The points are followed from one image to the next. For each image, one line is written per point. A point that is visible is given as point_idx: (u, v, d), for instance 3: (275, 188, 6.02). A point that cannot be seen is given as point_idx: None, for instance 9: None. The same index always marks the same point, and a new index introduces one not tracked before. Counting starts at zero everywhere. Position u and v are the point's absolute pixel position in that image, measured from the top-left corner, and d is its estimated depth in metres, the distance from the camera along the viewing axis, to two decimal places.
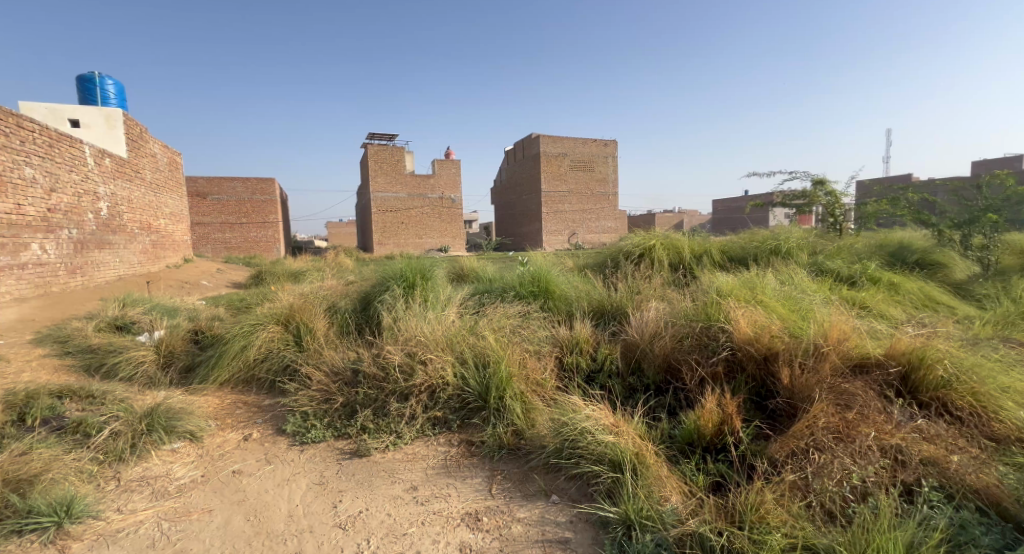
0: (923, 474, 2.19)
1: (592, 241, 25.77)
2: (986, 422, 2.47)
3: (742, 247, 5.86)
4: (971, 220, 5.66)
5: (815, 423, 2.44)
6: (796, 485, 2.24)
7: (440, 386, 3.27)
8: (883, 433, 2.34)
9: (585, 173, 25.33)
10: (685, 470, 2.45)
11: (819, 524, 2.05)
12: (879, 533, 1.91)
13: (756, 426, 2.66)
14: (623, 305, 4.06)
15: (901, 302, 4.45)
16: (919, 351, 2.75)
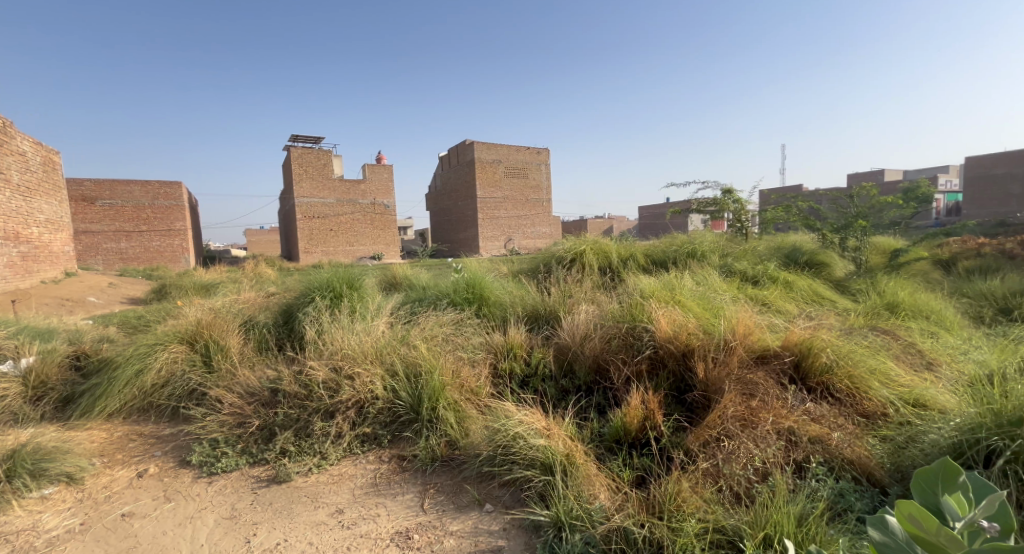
0: (811, 451, 2.36)
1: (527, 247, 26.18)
2: (859, 401, 2.71)
3: (662, 250, 6.14)
4: (846, 225, 6.55)
5: (725, 412, 2.57)
6: (708, 472, 2.33)
7: (370, 401, 3.09)
8: (780, 417, 2.52)
9: (519, 180, 25.67)
10: (612, 466, 2.48)
11: (727, 506, 2.13)
12: (775, 509, 1.99)
13: (675, 419, 2.76)
14: (554, 308, 4.09)
15: (794, 297, 4.87)
16: (808, 341, 2.99)
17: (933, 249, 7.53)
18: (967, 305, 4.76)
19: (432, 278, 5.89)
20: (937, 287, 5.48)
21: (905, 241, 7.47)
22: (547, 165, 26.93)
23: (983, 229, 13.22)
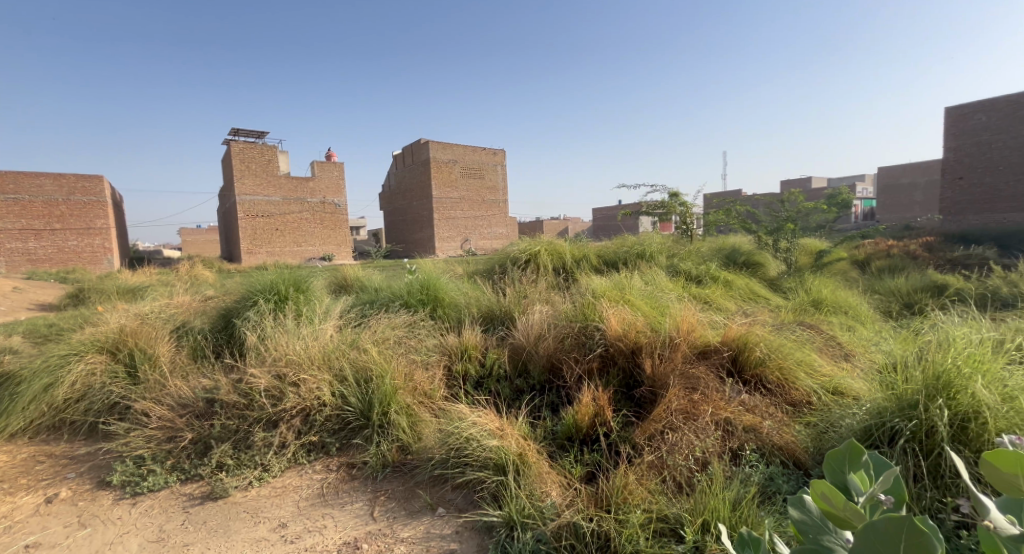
0: (745, 440, 2.44)
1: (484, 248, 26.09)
2: (787, 391, 2.85)
3: (614, 251, 6.25)
4: (778, 227, 6.97)
5: (670, 406, 2.65)
6: (653, 464, 2.37)
7: (316, 409, 2.94)
8: (719, 408, 2.61)
9: (475, 180, 25.51)
10: (564, 462, 2.47)
11: (670, 496, 2.16)
12: (712, 494, 2.04)
13: (624, 414, 2.80)
14: (510, 309, 4.06)
15: (734, 295, 5.09)
16: (744, 336, 3.12)
17: (852, 250, 8.12)
18: (882, 301, 5.14)
19: (384, 279, 5.72)
20: (854, 284, 5.89)
21: (829, 242, 8.02)
22: (503, 166, 27.04)
23: (901, 232, 14.37)
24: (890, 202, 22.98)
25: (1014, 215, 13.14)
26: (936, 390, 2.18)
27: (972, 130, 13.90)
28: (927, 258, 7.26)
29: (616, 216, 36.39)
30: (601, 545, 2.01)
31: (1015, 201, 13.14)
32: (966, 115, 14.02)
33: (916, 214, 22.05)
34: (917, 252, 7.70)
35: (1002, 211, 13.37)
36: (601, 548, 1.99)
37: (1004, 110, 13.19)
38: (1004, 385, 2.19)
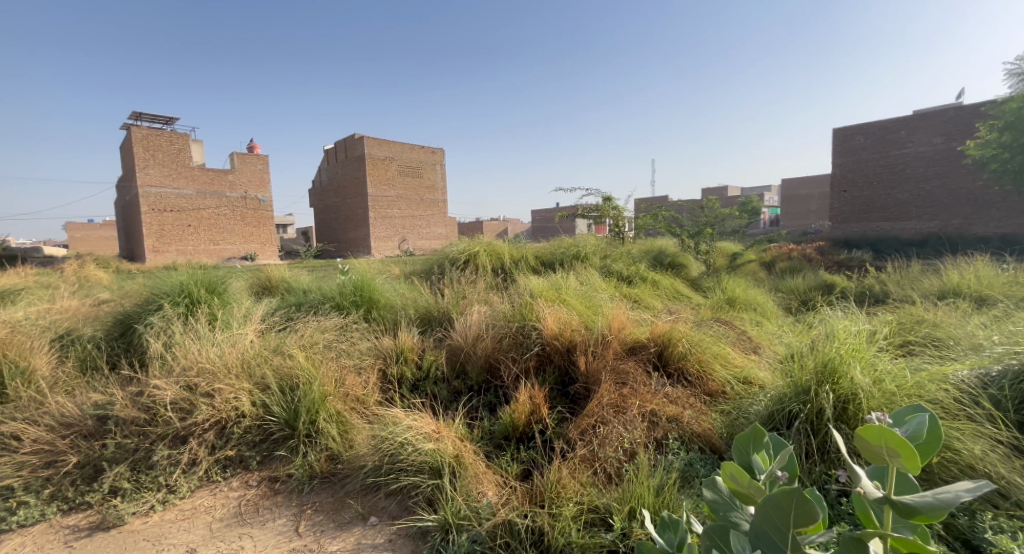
0: (669, 430, 2.55)
1: (422, 248, 25.57)
2: (704, 382, 3.01)
3: (552, 252, 6.35)
4: (699, 231, 7.47)
5: (601, 401, 2.72)
6: (586, 457, 2.41)
7: (234, 421, 2.71)
8: (645, 401, 2.72)
9: (413, 178, 24.87)
10: (501, 461, 2.45)
11: (600, 487, 2.20)
12: (639, 482, 2.11)
13: (559, 411, 2.83)
14: (448, 309, 3.97)
15: (661, 294, 5.34)
16: (669, 333, 3.27)
17: (760, 253, 8.81)
18: (784, 299, 5.61)
19: (314, 280, 5.41)
20: (761, 283, 6.38)
21: (741, 246, 8.66)
22: (441, 165, 26.77)
23: (800, 236, 15.81)
24: (789, 209, 25.18)
25: (887, 224, 14.91)
26: (824, 376, 2.40)
27: (851, 149, 15.60)
28: (819, 260, 8.06)
29: (551, 218, 37.05)
30: (535, 540, 2.00)
31: (888, 212, 14.87)
32: (847, 137, 15.69)
33: (808, 222, 24.41)
34: (811, 256, 8.52)
35: (877, 220, 15.10)
36: (534, 542, 1.99)
37: (878, 133, 14.96)
38: (875, 369, 2.44)
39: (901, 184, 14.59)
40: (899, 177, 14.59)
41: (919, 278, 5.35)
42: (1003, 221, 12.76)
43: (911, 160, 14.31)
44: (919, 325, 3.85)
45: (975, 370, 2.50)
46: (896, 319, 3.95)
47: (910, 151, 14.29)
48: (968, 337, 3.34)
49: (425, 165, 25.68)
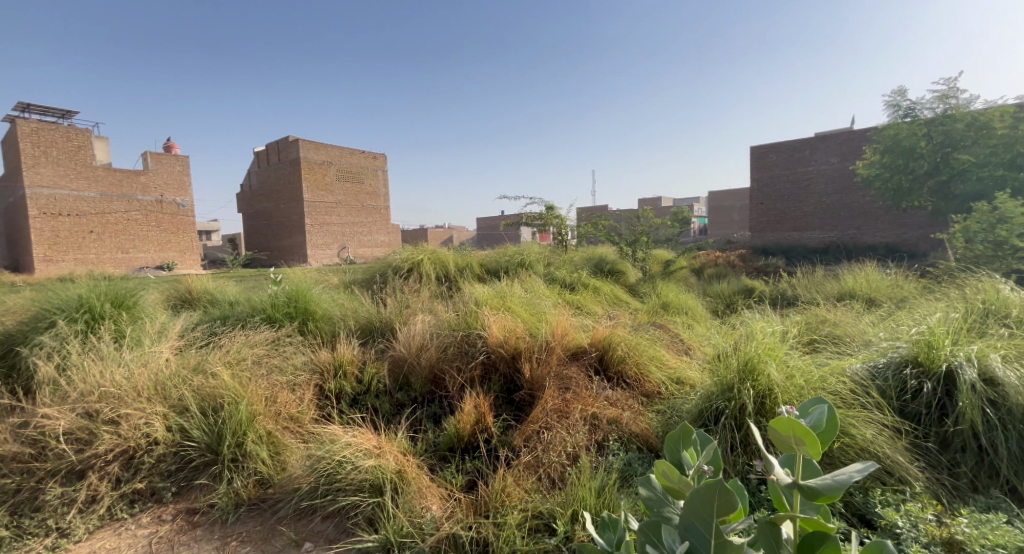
0: (609, 432, 2.68)
1: (362, 257, 24.92)
2: (642, 383, 3.19)
3: (497, 260, 6.44)
4: (636, 240, 7.86)
5: (546, 406, 2.83)
6: (530, 464, 2.49)
7: (145, 449, 2.55)
8: (587, 405, 2.85)
9: (352, 185, 24.19)
10: (446, 474, 2.48)
11: (544, 492, 2.29)
12: (581, 486, 2.21)
13: (504, 419, 2.91)
14: (391, 319, 3.94)
15: (602, 300, 5.57)
16: (609, 338, 3.44)
17: (690, 260, 9.37)
18: (711, 302, 6.02)
19: (242, 291, 5.17)
20: (691, 288, 6.80)
21: (674, 253, 9.18)
22: (382, 172, 26.30)
23: (725, 244, 16.93)
24: (714, 219, 26.87)
25: (796, 234, 16.30)
26: (745, 374, 2.63)
27: (765, 166, 16.90)
28: (741, 266, 8.70)
29: (495, 228, 37.26)
30: (480, 551, 2.05)
31: (798, 223, 16.26)
32: (761, 155, 16.97)
33: (731, 231, 26.18)
34: (735, 263, 9.18)
35: (788, 230, 16.47)
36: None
37: (787, 152, 16.31)
38: (787, 366, 2.70)
39: (806, 198, 16.02)
40: (805, 193, 16.02)
41: (822, 283, 5.93)
42: (887, 232, 14.40)
43: (815, 176, 15.74)
44: (823, 324, 4.28)
45: (866, 363, 2.84)
46: (803, 319, 4.36)
47: (813, 169, 15.73)
48: (862, 334, 3.77)
49: (365, 172, 25.12)
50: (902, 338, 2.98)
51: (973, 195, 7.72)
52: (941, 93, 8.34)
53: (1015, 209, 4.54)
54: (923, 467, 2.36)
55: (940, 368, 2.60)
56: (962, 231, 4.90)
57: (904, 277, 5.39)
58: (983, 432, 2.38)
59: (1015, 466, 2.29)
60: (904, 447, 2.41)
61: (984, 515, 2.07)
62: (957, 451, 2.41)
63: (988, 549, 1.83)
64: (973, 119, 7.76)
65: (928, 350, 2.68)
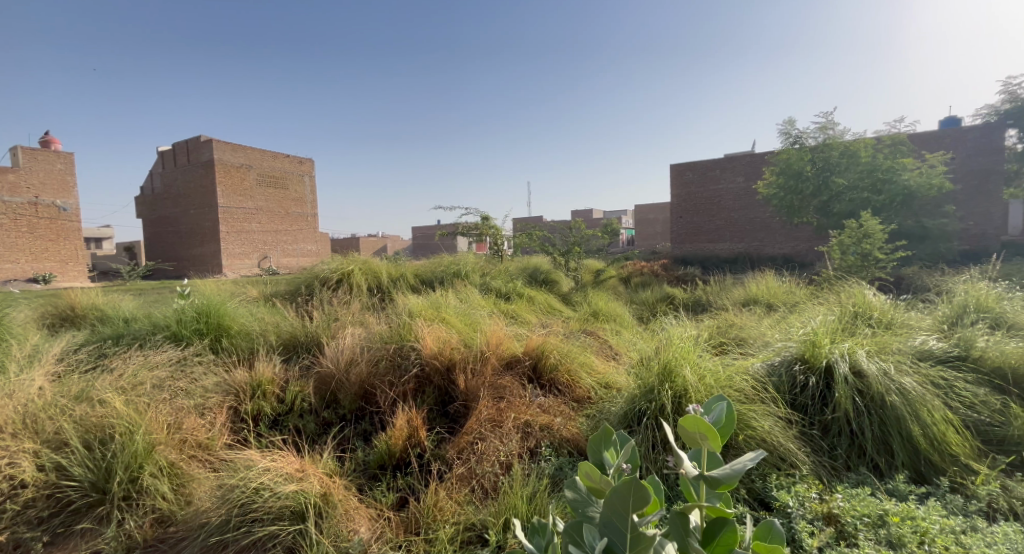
0: (542, 438, 2.80)
1: (287, 265, 23.72)
2: (573, 388, 3.37)
3: (431, 270, 6.45)
4: (569, 250, 8.20)
5: (480, 417, 2.91)
6: (464, 475, 2.56)
7: (8, 495, 2.29)
8: (520, 413, 2.97)
9: (275, 189, 23.04)
10: (376, 492, 2.48)
11: (477, 504, 2.36)
12: (513, 495, 2.29)
13: (438, 432, 2.96)
14: (318, 334, 3.85)
15: (536, 309, 5.76)
16: (542, 346, 3.60)
17: (618, 269, 9.85)
18: (636, 309, 6.39)
19: (141, 307, 4.81)
20: (619, 297, 7.17)
21: (603, 263, 9.61)
22: (310, 177, 25.33)
23: (650, 255, 17.90)
24: (640, 231, 28.31)
25: (711, 246, 17.53)
26: (663, 377, 2.87)
27: (684, 183, 18.11)
28: (663, 276, 9.29)
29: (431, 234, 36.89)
30: None
31: (712, 236, 17.49)
32: (680, 173, 18.16)
33: (655, 243, 27.73)
34: (657, 272, 9.76)
35: (704, 242, 17.66)
36: None
37: (702, 171, 17.59)
38: (700, 368, 2.96)
39: (719, 213, 17.32)
40: (718, 208, 17.31)
41: (731, 290, 6.48)
42: (785, 243, 15.91)
43: (725, 194, 17.11)
44: (731, 328, 4.71)
45: (764, 362, 3.21)
46: (715, 324, 4.77)
47: (724, 187, 17.10)
48: (761, 337, 4.20)
49: (290, 176, 24.03)
50: (793, 339, 3.38)
51: (850, 213, 8.79)
52: (821, 124, 9.42)
53: (877, 226, 5.26)
54: (809, 452, 2.67)
55: (821, 364, 2.97)
56: (839, 244, 5.58)
57: (796, 284, 6.06)
58: (855, 417, 2.72)
59: (880, 445, 2.65)
60: (796, 435, 2.73)
61: (855, 489, 2.38)
62: (836, 436, 2.74)
63: (859, 520, 2.13)
64: (845, 147, 8.92)
65: (813, 349, 3.06)
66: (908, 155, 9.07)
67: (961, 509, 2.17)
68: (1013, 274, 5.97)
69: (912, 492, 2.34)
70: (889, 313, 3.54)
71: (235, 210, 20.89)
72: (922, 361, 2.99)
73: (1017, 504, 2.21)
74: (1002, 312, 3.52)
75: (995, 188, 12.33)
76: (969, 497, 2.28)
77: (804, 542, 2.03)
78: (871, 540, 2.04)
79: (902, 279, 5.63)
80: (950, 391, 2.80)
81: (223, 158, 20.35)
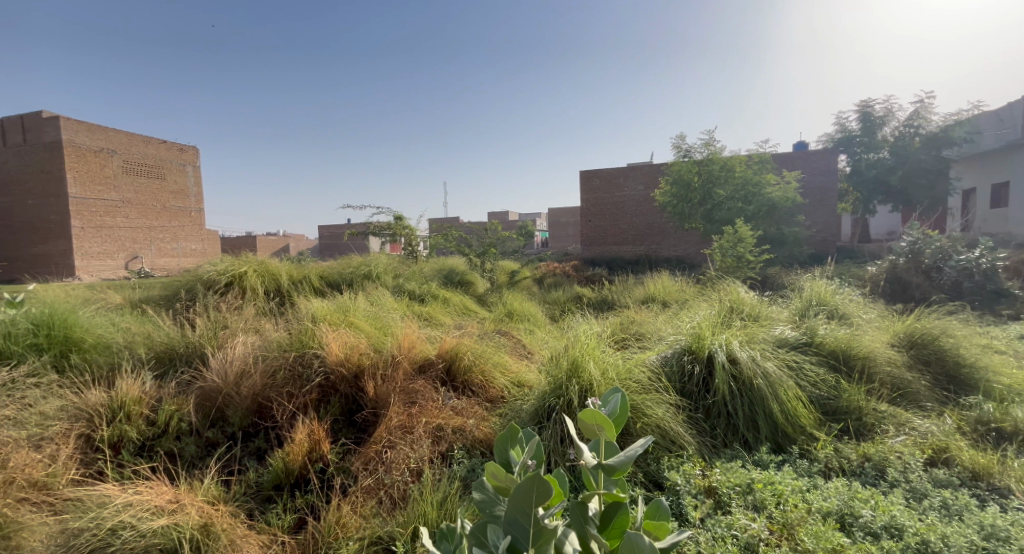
0: (454, 441, 2.86)
1: (163, 268, 20.50)
2: (486, 388, 3.48)
3: (338, 272, 6.24)
4: (484, 251, 8.37)
5: (390, 424, 2.92)
6: (372, 486, 2.56)
7: None
8: (433, 417, 3.01)
9: (149, 180, 19.84)
10: (270, 516, 2.39)
11: (384, 516, 2.35)
12: (424, 502, 2.30)
13: (343, 443, 2.91)
14: (200, 344, 3.54)
15: (451, 311, 5.80)
16: (456, 348, 3.67)
17: (532, 270, 10.12)
18: (548, 309, 6.66)
19: None
20: (532, 297, 7.40)
21: (517, 264, 9.82)
22: (194, 168, 22.22)
23: (561, 257, 18.47)
24: (553, 234, 29.30)
25: (616, 248, 18.56)
26: (571, 375, 3.06)
27: (590, 188, 18.97)
28: (574, 277, 9.74)
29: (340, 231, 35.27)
30: None
31: (618, 239, 18.52)
32: (586, 179, 19.00)
33: (566, 245, 28.79)
34: (569, 273, 10.18)
35: (610, 245, 18.64)
36: None
37: (607, 177, 18.53)
38: (604, 363, 3.20)
39: (621, 219, 18.43)
40: (620, 214, 18.41)
41: (632, 290, 6.98)
42: (679, 247, 17.39)
43: (627, 201, 18.24)
44: (630, 324, 5.08)
45: (658, 356, 3.53)
46: (617, 322, 5.11)
47: (626, 194, 18.24)
48: (657, 332, 4.59)
49: (167, 166, 20.80)
50: (681, 334, 3.75)
51: (729, 220, 9.82)
52: (706, 141, 10.36)
53: (748, 232, 5.99)
54: (694, 433, 2.99)
55: (704, 353, 3.34)
56: (719, 248, 6.25)
57: (687, 283, 6.70)
58: (730, 399, 3.10)
59: (749, 421, 3.04)
60: (685, 420, 3.05)
61: (730, 463, 2.72)
62: (716, 416, 3.11)
63: (732, 490, 2.43)
64: (724, 162, 9.91)
65: (698, 341, 3.44)
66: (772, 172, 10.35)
67: (806, 471, 2.59)
68: (847, 274, 7.09)
69: (772, 461, 2.71)
70: (757, 308, 4.07)
71: (94, 202, 17.46)
72: (782, 349, 3.49)
73: (846, 462, 2.67)
74: (836, 305, 4.20)
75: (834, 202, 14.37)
76: (813, 460, 2.72)
77: (688, 515, 2.28)
78: (741, 506, 2.33)
79: (768, 277, 6.41)
80: (800, 372, 3.31)
81: (74, 140, 16.69)
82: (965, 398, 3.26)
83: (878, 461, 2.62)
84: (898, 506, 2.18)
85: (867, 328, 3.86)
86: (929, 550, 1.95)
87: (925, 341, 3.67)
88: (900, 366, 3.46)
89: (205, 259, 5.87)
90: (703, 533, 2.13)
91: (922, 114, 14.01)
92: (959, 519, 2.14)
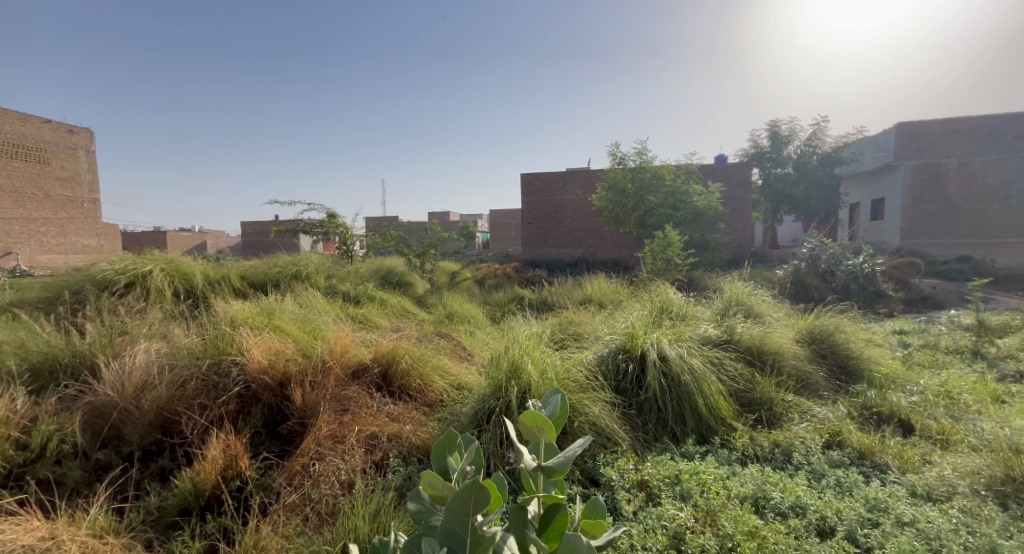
0: (390, 450, 2.81)
1: (49, 265, 17.76)
2: (424, 392, 3.46)
3: (263, 272, 5.94)
4: (424, 252, 8.30)
5: (321, 434, 2.83)
6: (298, 503, 2.47)
7: None
8: (365, 425, 2.95)
9: (27, 164, 17.03)
10: (175, 543, 2.22)
11: (310, 534, 2.26)
12: (354, 516, 2.23)
13: (265, 457, 2.78)
14: (90, 354, 3.25)
15: (388, 313, 5.71)
16: (393, 351, 3.62)
17: (472, 270, 10.11)
18: (489, 310, 6.71)
19: None
20: (473, 298, 7.42)
21: (457, 265, 9.78)
22: (86, 153, 19.44)
23: (501, 259, 18.58)
24: (494, 235, 29.31)
25: (555, 250, 18.90)
26: (511, 376, 3.11)
27: (530, 192, 19.20)
28: (514, 278, 9.84)
29: (269, 227, 33.27)
30: None
31: (557, 242, 18.86)
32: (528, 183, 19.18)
33: (507, 246, 28.96)
34: (510, 274, 10.27)
35: (549, 247, 18.96)
36: None
37: (547, 181, 18.86)
38: (543, 364, 3.27)
39: (560, 222, 18.79)
40: (559, 217, 18.77)
41: (570, 291, 7.17)
42: (614, 250, 17.98)
43: (567, 204, 18.66)
44: (569, 324, 5.22)
45: (596, 355, 3.67)
46: (556, 322, 5.22)
47: (567, 198, 18.66)
48: (594, 332, 4.76)
49: (53, 149, 18.08)
50: (616, 333, 3.91)
51: (659, 225, 10.39)
52: (639, 149, 10.82)
53: (676, 236, 6.33)
54: (628, 429, 3.13)
55: (638, 352, 3.52)
56: (650, 251, 6.62)
57: (621, 284, 7.00)
58: (660, 394, 3.28)
59: (677, 415, 3.22)
60: (619, 416, 3.18)
61: (660, 456, 2.87)
62: (648, 412, 3.28)
63: (662, 482, 2.57)
64: (655, 170, 10.42)
65: (632, 340, 3.61)
66: (697, 182, 11.00)
67: (727, 459, 2.79)
68: (760, 275, 7.69)
69: (697, 452, 2.90)
70: (683, 307, 4.34)
71: None
72: (706, 346, 3.73)
73: (760, 449, 2.91)
74: (751, 305, 4.56)
75: (746, 210, 15.42)
76: (733, 449, 2.94)
77: (622, 509, 2.39)
78: (669, 496, 2.47)
79: (693, 278, 6.80)
80: (721, 366, 3.56)
81: None
82: (854, 387, 3.65)
83: (786, 447, 2.88)
84: (802, 487, 2.42)
85: (776, 325, 4.23)
86: (827, 525, 2.18)
87: (823, 336, 4.08)
88: (804, 359, 3.82)
89: (99, 258, 5.37)
90: (636, 526, 2.24)
91: (819, 136, 15.55)
92: (849, 495, 2.41)
